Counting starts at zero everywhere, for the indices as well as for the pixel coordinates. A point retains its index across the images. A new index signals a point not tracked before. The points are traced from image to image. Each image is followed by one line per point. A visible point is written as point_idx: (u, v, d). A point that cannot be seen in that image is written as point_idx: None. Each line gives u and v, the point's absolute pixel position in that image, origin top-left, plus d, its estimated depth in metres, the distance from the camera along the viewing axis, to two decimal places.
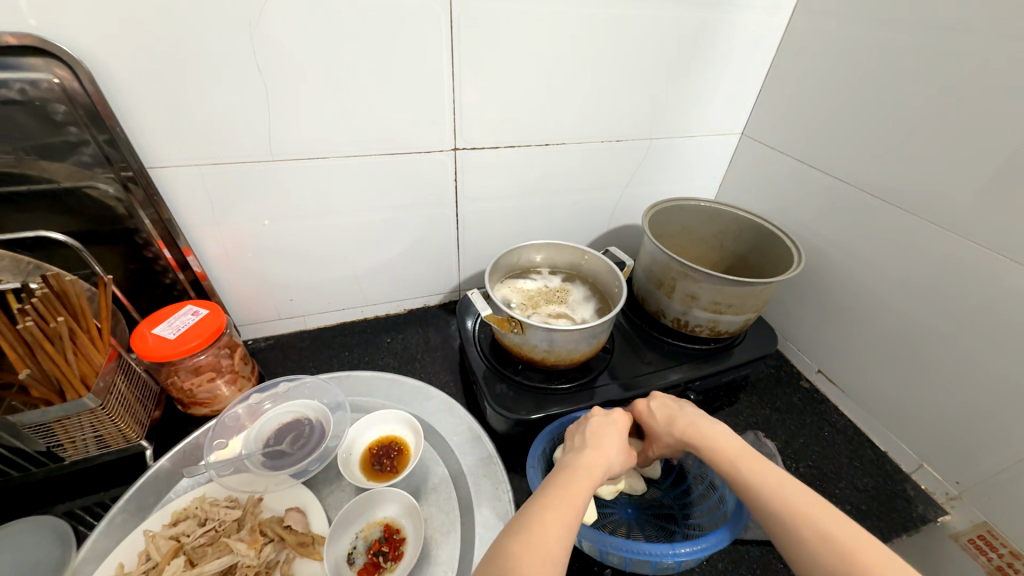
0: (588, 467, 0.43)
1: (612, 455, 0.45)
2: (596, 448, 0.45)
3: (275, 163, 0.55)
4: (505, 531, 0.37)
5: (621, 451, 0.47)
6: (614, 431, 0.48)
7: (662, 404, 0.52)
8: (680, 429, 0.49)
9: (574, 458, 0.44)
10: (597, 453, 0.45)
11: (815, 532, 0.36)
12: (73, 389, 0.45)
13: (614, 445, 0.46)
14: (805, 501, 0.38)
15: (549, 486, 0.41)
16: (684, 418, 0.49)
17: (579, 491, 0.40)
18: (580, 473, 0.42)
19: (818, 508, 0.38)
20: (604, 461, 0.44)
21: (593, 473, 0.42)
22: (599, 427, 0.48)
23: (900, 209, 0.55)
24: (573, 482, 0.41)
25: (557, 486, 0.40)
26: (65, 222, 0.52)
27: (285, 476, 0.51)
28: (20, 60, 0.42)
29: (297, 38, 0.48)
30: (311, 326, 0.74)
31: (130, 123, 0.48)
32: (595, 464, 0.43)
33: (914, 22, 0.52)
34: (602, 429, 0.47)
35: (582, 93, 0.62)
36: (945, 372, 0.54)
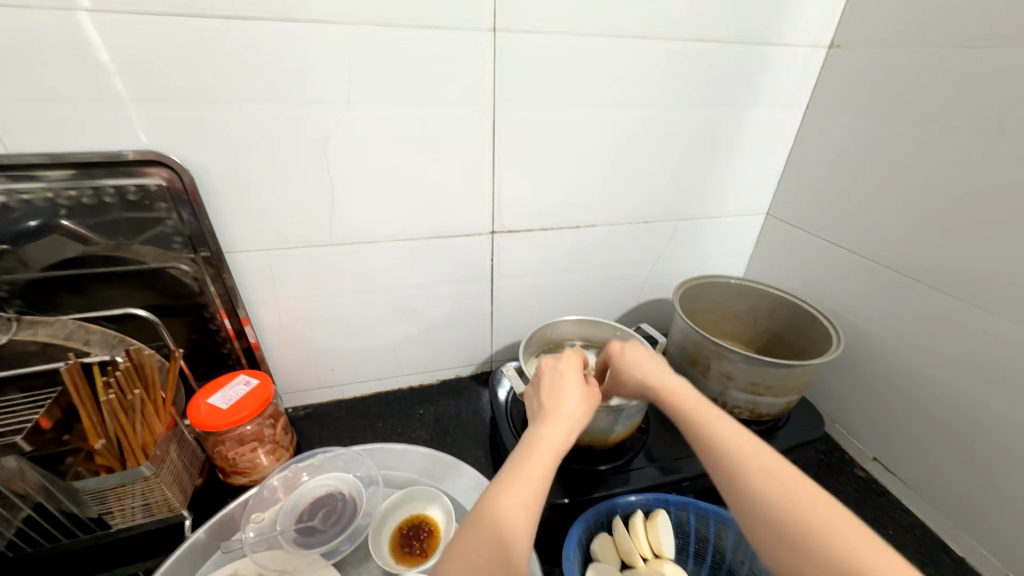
0: (547, 434, 0.42)
1: (572, 411, 0.44)
2: (555, 411, 0.44)
3: (333, 247, 0.62)
4: (476, 505, 0.37)
5: (582, 404, 0.46)
6: (569, 386, 0.47)
7: (633, 351, 0.52)
8: (641, 372, 0.50)
9: (534, 428, 0.43)
10: (555, 416, 0.44)
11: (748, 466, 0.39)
12: (134, 458, 0.48)
13: (572, 400, 0.45)
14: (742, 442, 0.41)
15: (510, 462, 0.40)
16: (646, 364, 0.50)
17: (542, 460, 0.40)
18: (540, 444, 0.41)
19: (755, 457, 0.39)
20: (564, 422, 0.43)
21: (554, 439, 0.42)
22: (553, 387, 0.47)
23: (939, 290, 0.55)
24: (533, 454, 0.40)
25: (518, 461, 0.40)
26: (148, 296, 0.58)
27: (317, 555, 0.50)
28: (140, 168, 0.50)
29: (364, 144, 0.56)
30: (348, 395, 0.76)
31: (216, 214, 0.56)
32: (554, 429, 0.42)
33: (926, 119, 0.55)
34: (556, 390, 0.46)
35: (612, 181, 0.67)
36: (1015, 468, 0.49)
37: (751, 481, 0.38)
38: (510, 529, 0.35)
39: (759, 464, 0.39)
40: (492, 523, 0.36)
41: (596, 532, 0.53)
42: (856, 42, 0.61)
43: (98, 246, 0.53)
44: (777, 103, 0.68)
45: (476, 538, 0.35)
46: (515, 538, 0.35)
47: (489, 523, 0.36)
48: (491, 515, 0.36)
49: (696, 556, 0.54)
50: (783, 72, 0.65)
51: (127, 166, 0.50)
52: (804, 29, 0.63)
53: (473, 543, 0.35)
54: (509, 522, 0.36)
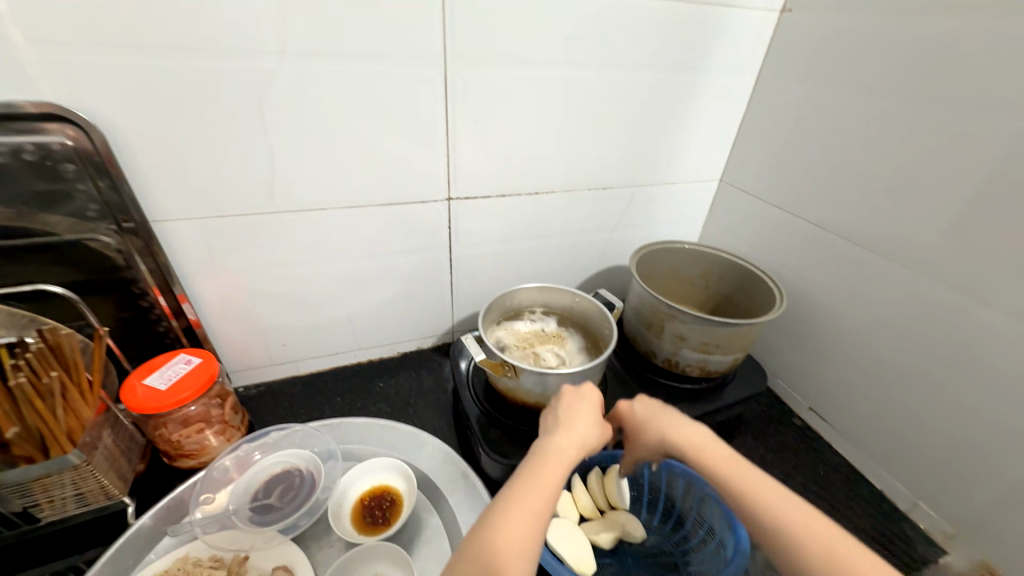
0: (561, 447, 0.43)
1: (585, 432, 0.46)
2: (568, 427, 0.46)
3: (275, 215, 0.58)
4: (488, 508, 0.38)
5: (595, 427, 0.47)
6: (584, 408, 0.48)
7: (646, 407, 0.51)
8: (660, 428, 0.49)
9: (547, 439, 0.45)
10: (568, 432, 0.45)
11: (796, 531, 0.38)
12: (58, 446, 0.44)
13: (585, 423, 0.47)
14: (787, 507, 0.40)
15: (524, 469, 0.41)
16: (667, 419, 0.49)
17: (555, 471, 0.41)
18: (554, 455, 0.42)
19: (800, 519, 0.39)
20: (576, 440, 0.45)
21: (567, 454, 0.43)
22: (570, 405, 0.48)
23: (872, 251, 0.59)
24: (547, 465, 0.42)
25: (533, 469, 0.41)
26: (63, 273, 0.52)
27: (274, 532, 0.49)
28: (36, 123, 0.44)
29: (302, 100, 0.51)
30: (303, 372, 0.73)
31: (137, 179, 0.50)
32: (567, 445, 0.44)
33: (869, 86, 0.57)
34: (573, 407, 0.48)
35: (570, 145, 0.66)
36: (929, 408, 0.55)
37: (800, 540, 0.37)
38: (521, 530, 0.36)
39: (809, 531, 0.38)
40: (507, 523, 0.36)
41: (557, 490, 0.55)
42: (808, 8, 0.62)
43: None
44: (733, 69, 0.68)
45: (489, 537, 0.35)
46: (526, 541, 0.35)
47: (501, 525, 0.36)
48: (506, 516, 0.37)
49: (649, 505, 0.57)
50: (739, 37, 0.65)
51: (24, 121, 0.44)
52: None
53: (486, 541, 0.35)
54: (521, 525, 0.36)
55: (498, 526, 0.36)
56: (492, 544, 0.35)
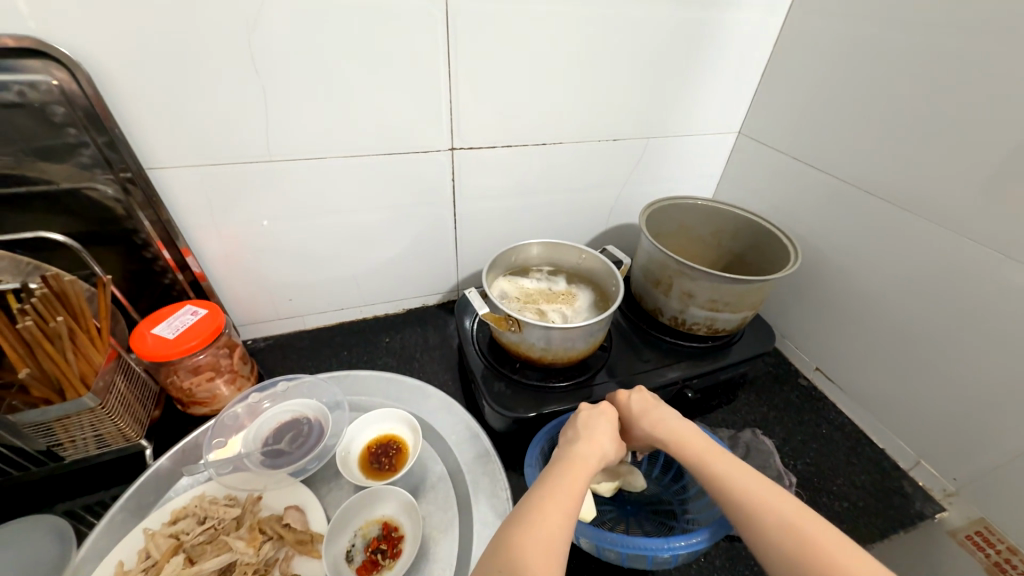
0: (582, 456, 0.44)
1: (604, 442, 0.46)
2: (590, 438, 0.46)
3: (274, 164, 0.56)
4: (510, 520, 0.38)
5: (614, 439, 0.47)
6: (604, 419, 0.48)
7: (641, 397, 0.51)
8: (653, 422, 0.48)
9: (567, 450, 0.45)
10: (591, 442, 0.45)
11: (776, 519, 0.38)
12: (73, 389, 0.46)
13: (604, 433, 0.47)
14: (764, 493, 0.40)
15: (546, 479, 0.41)
16: (653, 414, 0.49)
17: (577, 481, 0.41)
18: (576, 464, 0.43)
19: (779, 505, 0.39)
20: (598, 449, 0.45)
21: (588, 463, 0.43)
22: (590, 416, 0.48)
23: (897, 207, 0.56)
24: (568, 475, 0.42)
25: (554, 479, 0.41)
26: (64, 223, 0.52)
27: (285, 474, 0.51)
28: (21, 62, 0.42)
29: (293, 37, 0.48)
30: (310, 326, 0.74)
31: (129, 125, 0.49)
32: (590, 453, 0.44)
33: (908, 23, 0.52)
34: (592, 417, 0.48)
35: (580, 91, 0.62)
36: (940, 370, 0.54)
37: (781, 526, 0.37)
38: (544, 539, 0.36)
39: (792, 518, 0.38)
40: (530, 531, 0.36)
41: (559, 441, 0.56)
42: None
43: None
44: (760, 6, 0.62)
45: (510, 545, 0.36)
46: (551, 553, 0.35)
47: (532, 527, 0.36)
48: (528, 523, 0.37)
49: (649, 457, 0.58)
50: None
51: (8, 60, 0.42)
52: None
53: (507, 549, 0.35)
54: (543, 536, 0.36)
55: (521, 535, 0.36)
56: (513, 554, 0.35)
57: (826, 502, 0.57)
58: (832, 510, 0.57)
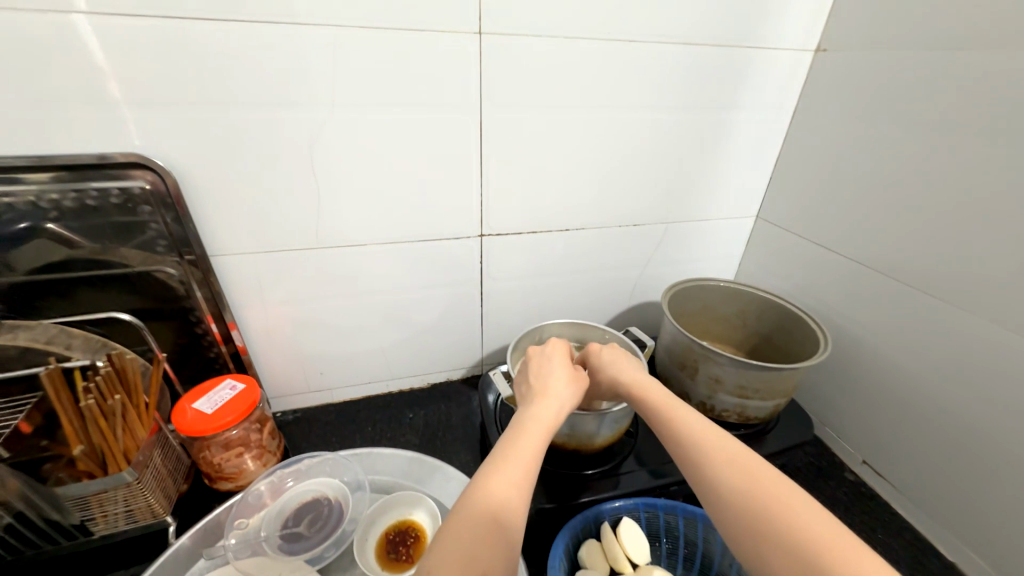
0: (538, 413, 0.43)
1: (560, 392, 0.46)
2: (545, 392, 0.45)
3: (320, 250, 0.61)
4: (470, 483, 0.37)
5: (569, 386, 0.47)
6: (557, 367, 0.49)
7: (612, 351, 0.53)
8: (611, 368, 0.51)
9: (524, 409, 0.44)
10: (545, 397, 0.45)
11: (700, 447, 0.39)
12: (115, 463, 0.48)
13: (559, 383, 0.47)
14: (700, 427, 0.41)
15: (504, 440, 0.40)
16: (620, 363, 0.51)
17: (534, 438, 0.41)
18: (533, 422, 0.42)
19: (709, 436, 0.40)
20: (554, 400, 0.45)
21: (545, 418, 0.43)
22: (542, 369, 0.49)
23: (927, 294, 0.55)
24: (523, 433, 0.41)
25: (511, 440, 0.40)
26: (131, 301, 0.58)
27: (301, 561, 0.50)
28: (124, 171, 0.50)
29: (348, 146, 0.56)
30: (337, 399, 0.76)
31: (201, 218, 0.56)
32: (545, 406, 0.44)
33: (912, 125, 0.55)
34: (546, 371, 0.48)
35: (600, 184, 0.67)
36: (1001, 471, 0.49)
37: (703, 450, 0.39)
38: (507, 501, 0.35)
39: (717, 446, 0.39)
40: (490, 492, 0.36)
41: (584, 538, 0.53)
42: (844, 46, 0.62)
43: (85, 250, 0.53)
44: (766, 108, 0.68)
45: (472, 506, 0.35)
46: (513, 512, 0.35)
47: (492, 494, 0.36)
48: (488, 483, 0.36)
49: (686, 560, 0.54)
50: (770, 76, 0.65)
51: (114, 169, 0.50)
52: (792, 32, 0.63)
53: (469, 510, 0.35)
54: (505, 495, 0.35)
55: (482, 501, 0.35)
56: (480, 520, 0.34)
57: None
58: None
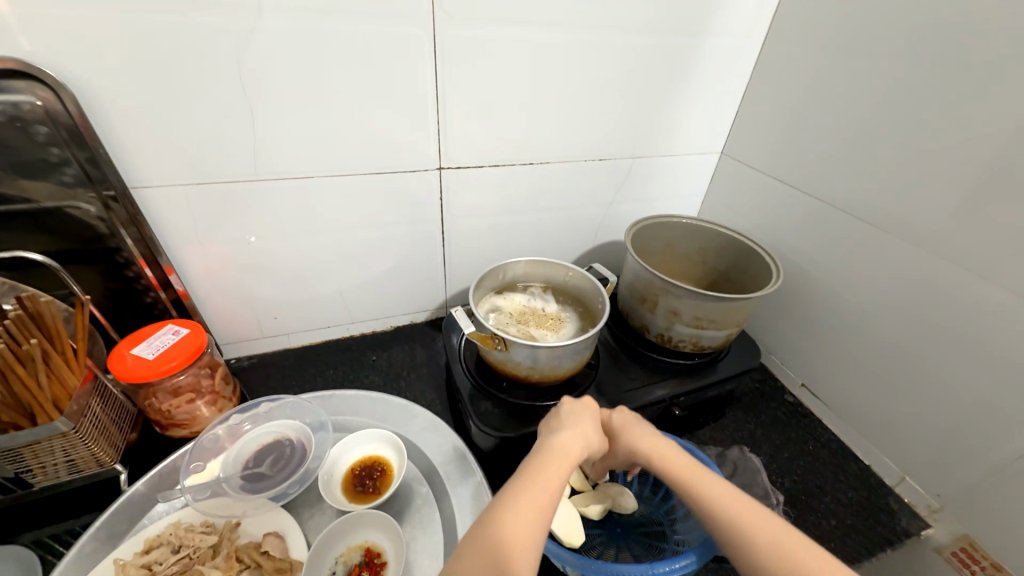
0: (564, 444, 0.44)
1: (588, 430, 0.47)
2: (573, 427, 0.46)
3: (260, 182, 0.56)
4: (491, 507, 0.38)
5: (597, 430, 0.48)
6: (586, 412, 0.49)
7: (623, 417, 0.50)
8: (628, 437, 0.48)
9: (550, 438, 0.45)
10: (573, 433, 0.45)
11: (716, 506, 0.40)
12: (44, 413, 0.44)
13: (587, 422, 0.48)
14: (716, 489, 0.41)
15: (528, 467, 0.41)
16: (635, 430, 0.48)
17: (557, 467, 0.41)
18: (558, 454, 0.43)
19: (725, 497, 0.40)
20: (581, 440, 0.45)
21: (570, 450, 0.43)
22: (574, 409, 0.49)
23: (875, 226, 0.57)
24: (549, 465, 0.41)
25: (536, 469, 0.41)
26: (44, 242, 0.51)
27: (264, 499, 0.50)
28: (5, 83, 0.42)
29: (282, 59, 0.49)
30: (295, 344, 0.73)
31: (113, 145, 0.49)
32: (573, 444, 0.44)
33: (877, 53, 0.54)
34: (576, 410, 0.48)
35: (566, 113, 0.64)
36: (922, 386, 0.55)
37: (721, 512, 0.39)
38: (524, 531, 0.36)
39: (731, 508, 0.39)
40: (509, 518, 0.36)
41: None
42: None
43: None
44: (738, 34, 0.65)
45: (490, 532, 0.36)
46: (527, 545, 0.35)
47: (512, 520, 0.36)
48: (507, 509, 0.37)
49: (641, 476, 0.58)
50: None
51: None
52: None
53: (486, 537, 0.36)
54: (522, 526, 0.36)
55: (501, 526, 0.36)
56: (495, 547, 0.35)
57: (812, 519, 0.57)
58: (821, 529, 0.56)
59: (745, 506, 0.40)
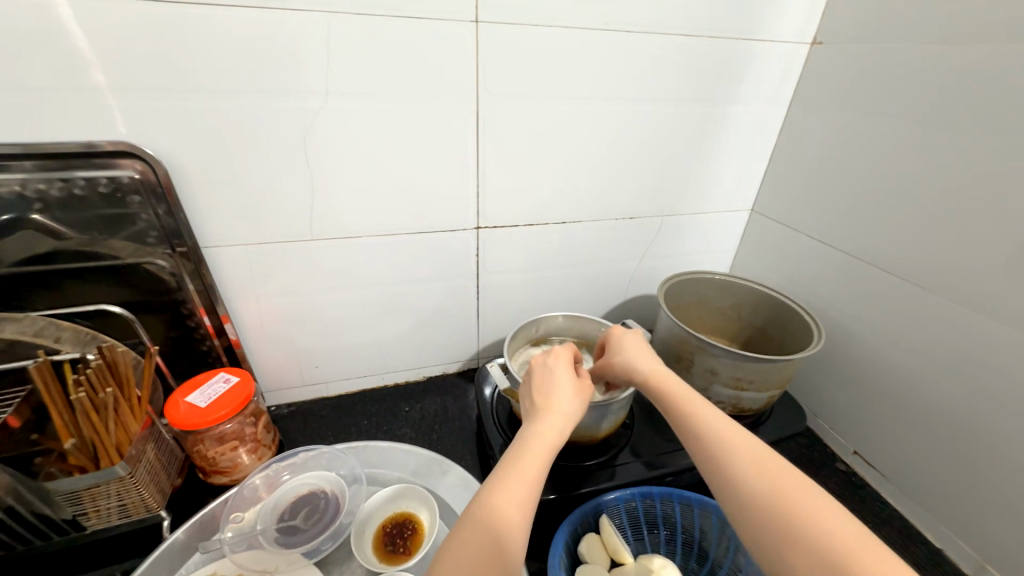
0: (541, 432, 0.42)
1: (566, 408, 0.44)
2: (548, 409, 0.43)
3: (315, 242, 0.61)
4: (471, 505, 0.37)
5: (575, 394, 0.45)
6: (561, 379, 0.46)
7: (634, 339, 0.53)
8: (631, 357, 0.50)
9: (526, 427, 0.43)
10: (549, 413, 0.43)
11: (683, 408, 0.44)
12: (107, 457, 0.47)
13: (564, 396, 0.45)
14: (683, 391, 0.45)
15: (503, 463, 0.39)
16: (638, 350, 0.51)
17: (534, 459, 0.39)
18: (535, 442, 0.41)
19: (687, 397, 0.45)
20: (558, 419, 0.43)
21: (547, 438, 0.41)
22: (544, 381, 0.47)
23: (919, 286, 0.55)
24: (524, 454, 0.40)
25: (511, 461, 0.39)
26: (121, 294, 0.57)
27: (298, 555, 0.50)
28: (111, 160, 0.49)
29: (342, 135, 0.55)
30: (332, 393, 0.75)
31: (192, 210, 0.55)
32: (548, 427, 0.42)
33: (906, 118, 0.55)
34: (547, 383, 0.46)
35: (597, 176, 0.67)
36: (992, 458, 0.50)
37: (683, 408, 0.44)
38: (507, 525, 0.35)
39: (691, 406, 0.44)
40: (488, 522, 0.35)
41: (585, 532, 0.53)
42: (840, 39, 0.62)
43: (71, 241, 0.51)
44: (762, 102, 0.68)
45: (471, 537, 0.35)
46: (513, 535, 0.35)
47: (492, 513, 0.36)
48: (486, 514, 0.36)
49: (683, 547, 0.55)
50: (765, 69, 0.65)
51: (100, 158, 0.49)
52: (789, 24, 0.63)
53: (468, 541, 0.35)
54: (506, 518, 0.35)
55: (483, 526, 0.35)
56: (482, 546, 0.34)
57: None
58: None
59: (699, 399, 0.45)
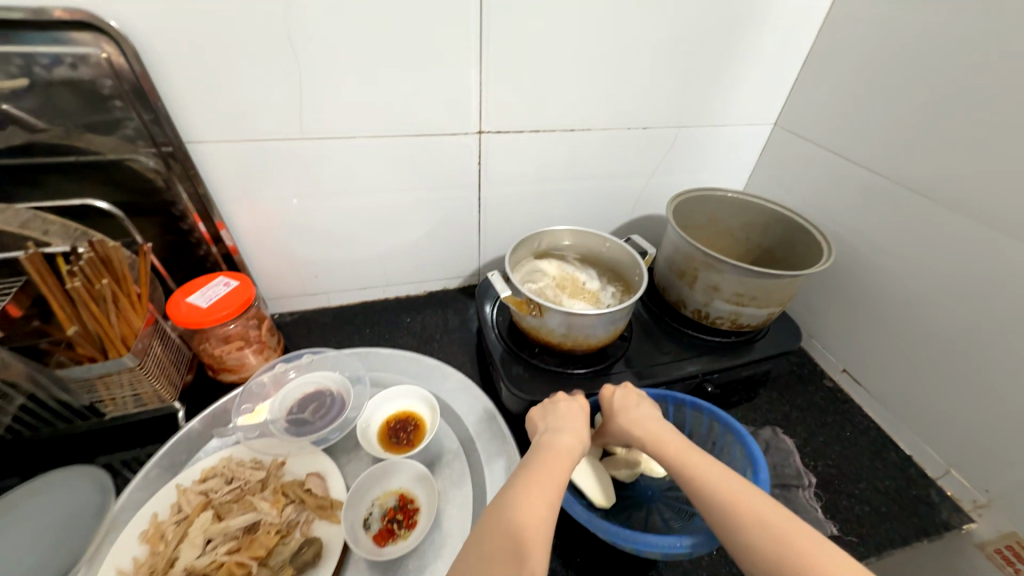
0: (564, 446, 0.44)
1: (583, 432, 0.46)
2: (569, 429, 0.46)
3: (305, 140, 0.57)
4: (496, 505, 0.38)
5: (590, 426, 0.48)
6: (579, 410, 0.49)
7: (625, 395, 0.51)
8: (626, 419, 0.48)
9: (548, 441, 0.45)
10: (570, 432, 0.46)
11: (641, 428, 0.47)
12: (114, 348, 0.49)
13: (582, 424, 0.47)
14: (644, 418, 0.48)
15: (527, 472, 0.41)
16: (634, 410, 0.49)
17: (557, 470, 0.41)
18: (558, 455, 0.43)
19: (652, 427, 0.47)
20: (578, 439, 0.45)
21: (568, 454, 0.43)
22: (567, 407, 0.49)
23: (942, 205, 0.53)
24: (548, 466, 0.42)
25: (535, 470, 0.41)
26: (109, 193, 0.54)
27: (307, 442, 0.53)
28: (71, 35, 0.44)
29: (325, 13, 0.48)
30: (334, 303, 0.76)
31: (172, 101, 0.50)
32: (570, 444, 0.44)
33: (967, 8, 0.49)
34: (569, 410, 0.48)
35: (612, 77, 0.61)
36: (981, 376, 0.52)
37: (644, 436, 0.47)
38: (532, 526, 0.36)
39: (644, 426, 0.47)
40: (515, 521, 0.36)
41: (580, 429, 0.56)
42: None
43: (46, 133, 0.48)
44: None
45: (498, 535, 0.36)
46: (537, 534, 0.36)
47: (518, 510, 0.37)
48: (513, 514, 0.37)
49: None
50: None
51: (61, 33, 0.44)
52: None
53: (494, 538, 0.36)
54: (530, 520, 0.36)
55: (509, 525, 0.36)
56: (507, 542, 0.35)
57: (844, 504, 0.56)
58: (854, 513, 0.55)
59: (654, 421, 0.48)
